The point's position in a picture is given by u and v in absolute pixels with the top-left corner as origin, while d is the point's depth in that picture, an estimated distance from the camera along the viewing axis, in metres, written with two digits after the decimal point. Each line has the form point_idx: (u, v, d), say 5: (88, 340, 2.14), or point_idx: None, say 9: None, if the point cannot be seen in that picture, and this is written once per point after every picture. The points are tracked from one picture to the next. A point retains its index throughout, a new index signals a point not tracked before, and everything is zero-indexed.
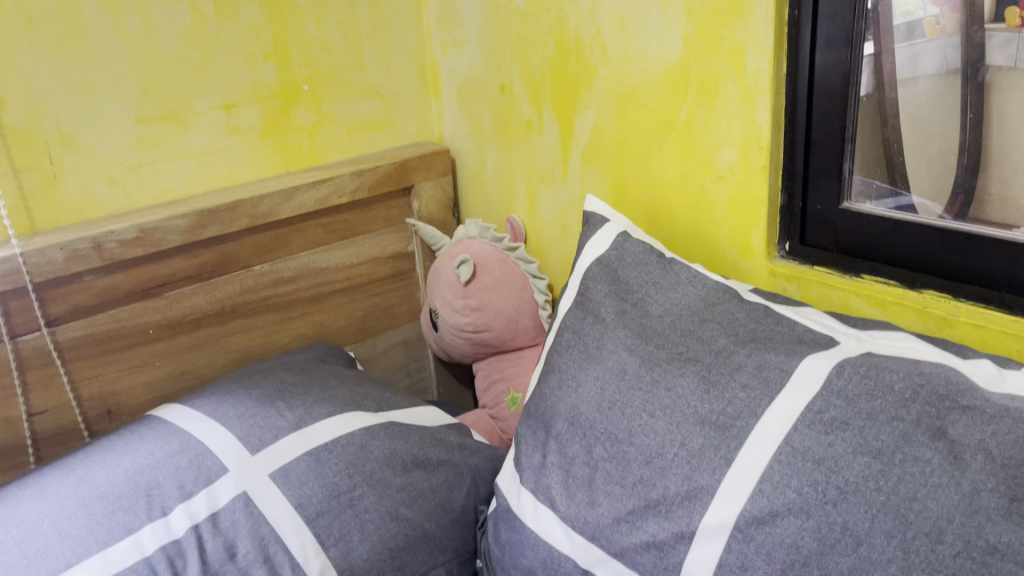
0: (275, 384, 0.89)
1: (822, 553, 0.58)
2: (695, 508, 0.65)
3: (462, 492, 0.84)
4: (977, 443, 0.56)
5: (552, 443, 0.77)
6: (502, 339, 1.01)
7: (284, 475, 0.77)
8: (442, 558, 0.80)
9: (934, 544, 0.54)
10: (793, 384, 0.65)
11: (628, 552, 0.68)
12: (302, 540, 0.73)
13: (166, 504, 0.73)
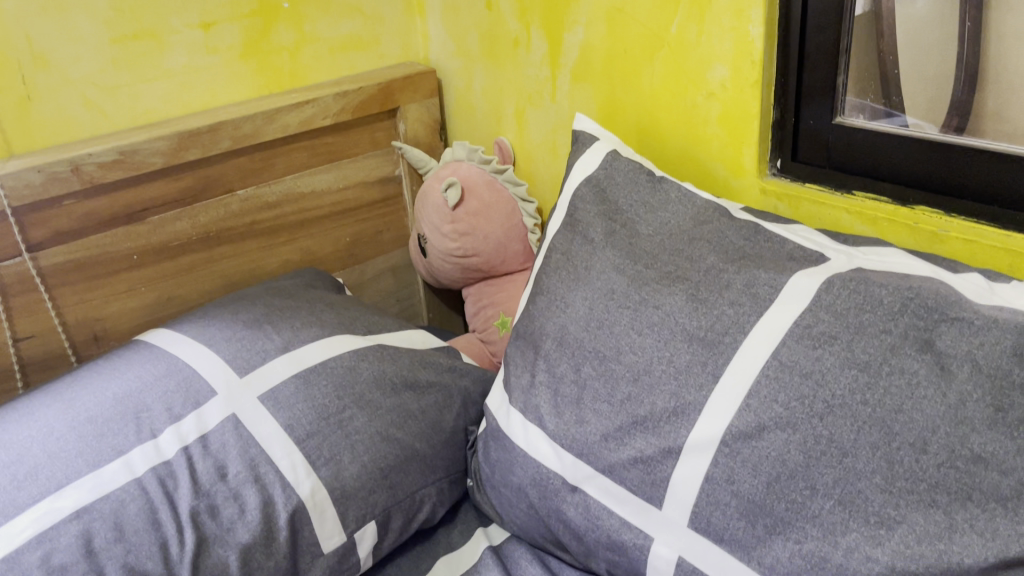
0: (262, 308, 0.88)
1: (808, 465, 0.59)
2: (682, 424, 0.65)
3: (452, 414, 0.85)
4: (964, 354, 0.56)
5: (541, 363, 0.77)
6: (491, 264, 1.00)
7: (273, 397, 0.77)
8: (433, 478, 0.81)
9: (919, 454, 0.55)
10: (782, 300, 0.65)
11: (616, 469, 0.69)
12: (293, 460, 0.73)
13: (155, 426, 0.74)
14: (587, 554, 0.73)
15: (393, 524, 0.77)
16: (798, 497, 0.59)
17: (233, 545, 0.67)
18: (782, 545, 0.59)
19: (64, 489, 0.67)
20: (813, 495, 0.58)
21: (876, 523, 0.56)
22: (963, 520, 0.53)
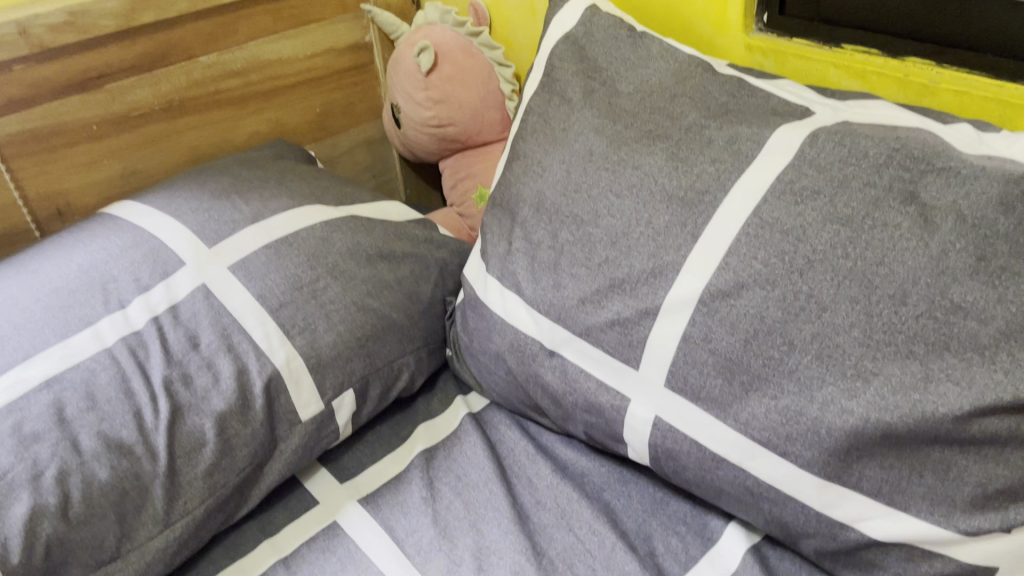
0: (230, 179, 0.85)
1: (786, 321, 0.58)
2: (659, 285, 0.64)
3: (429, 284, 0.83)
4: (949, 204, 0.55)
5: (518, 230, 0.75)
6: (468, 133, 0.97)
7: (244, 268, 0.75)
8: (411, 347, 0.80)
9: (898, 307, 0.54)
10: (765, 156, 0.62)
11: (593, 332, 0.68)
12: (266, 330, 0.72)
13: (124, 297, 0.72)
14: (565, 418, 0.73)
15: (372, 392, 0.77)
16: (776, 353, 0.59)
17: (208, 414, 0.67)
18: (758, 401, 0.59)
19: (32, 360, 0.66)
20: (790, 351, 0.58)
21: (852, 376, 0.55)
22: (939, 370, 0.53)
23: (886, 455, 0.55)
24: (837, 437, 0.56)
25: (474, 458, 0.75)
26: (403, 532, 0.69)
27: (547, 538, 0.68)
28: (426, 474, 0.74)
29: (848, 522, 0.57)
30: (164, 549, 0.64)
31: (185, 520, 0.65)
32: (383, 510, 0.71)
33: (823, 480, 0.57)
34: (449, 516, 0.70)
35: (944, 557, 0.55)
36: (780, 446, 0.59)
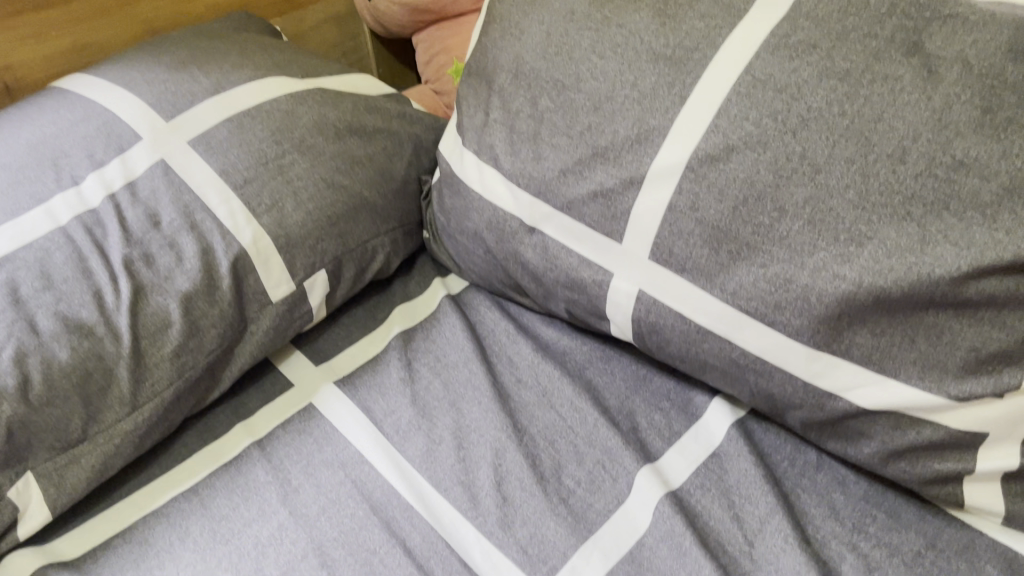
0: (187, 50, 0.80)
1: (777, 186, 0.55)
2: (644, 152, 0.60)
3: (403, 162, 0.79)
4: (955, 54, 0.51)
5: (495, 99, 0.71)
6: (441, 4, 0.91)
7: (205, 143, 0.71)
8: (385, 228, 0.77)
9: (896, 166, 0.51)
10: (759, 9, 0.58)
11: (575, 205, 0.64)
12: (231, 208, 0.68)
13: (77, 174, 0.68)
14: (546, 296, 0.71)
15: (345, 274, 0.74)
16: (766, 220, 0.56)
17: (173, 294, 0.64)
18: (746, 271, 0.57)
19: None
20: (781, 217, 0.55)
21: (846, 241, 0.53)
22: (937, 232, 0.50)
23: (878, 322, 0.53)
24: (827, 304, 0.53)
25: (453, 338, 0.73)
26: (381, 413, 0.68)
27: (528, 417, 0.67)
28: (404, 355, 0.72)
29: (836, 391, 0.56)
30: (133, 432, 0.62)
31: (153, 403, 0.63)
32: (361, 391, 0.69)
33: (812, 349, 0.55)
34: (428, 396, 0.69)
35: (932, 424, 0.54)
36: (768, 316, 0.56)
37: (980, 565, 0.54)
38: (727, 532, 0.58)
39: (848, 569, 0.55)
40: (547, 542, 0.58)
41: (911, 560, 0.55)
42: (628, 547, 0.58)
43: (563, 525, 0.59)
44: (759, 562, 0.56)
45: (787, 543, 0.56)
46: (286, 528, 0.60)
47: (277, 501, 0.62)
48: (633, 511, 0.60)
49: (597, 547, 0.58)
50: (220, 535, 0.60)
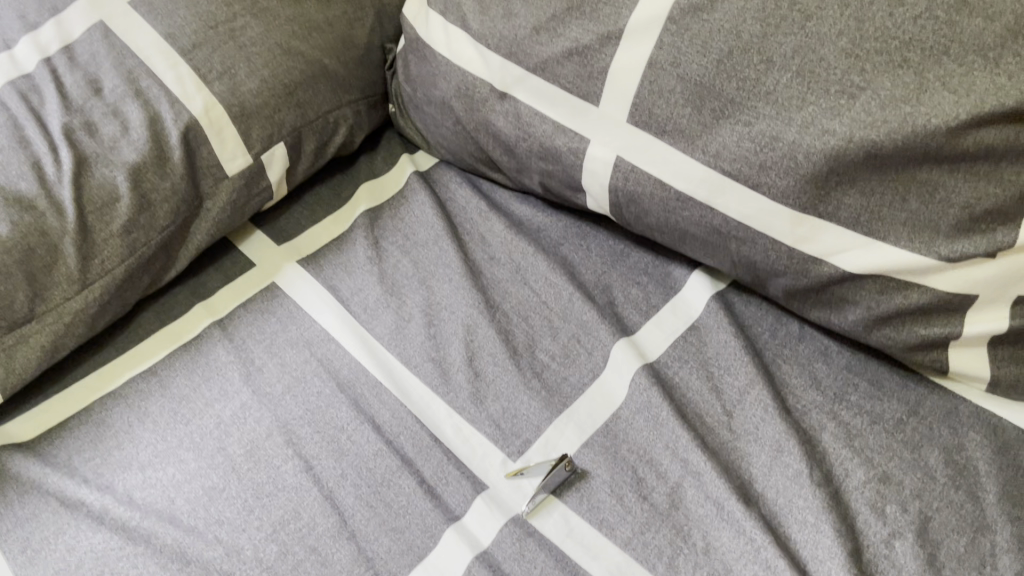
0: None
1: (765, 36, 0.51)
2: (624, 4, 0.56)
3: (365, 28, 0.74)
4: None
5: None
6: None
7: (148, 4, 0.65)
8: (347, 99, 0.72)
9: (894, 8, 0.48)
10: None
11: (549, 66, 0.60)
12: (179, 73, 0.63)
13: (9, 38, 0.64)
14: (519, 169, 0.67)
15: (305, 147, 0.70)
16: (752, 74, 0.52)
17: (119, 165, 0.60)
18: (729, 131, 0.54)
19: None
20: (768, 69, 0.51)
21: (837, 93, 0.49)
22: (934, 78, 0.47)
23: (869, 180, 0.50)
24: (816, 163, 0.50)
25: (422, 215, 0.69)
26: (347, 291, 0.65)
27: (502, 292, 0.64)
28: (371, 233, 0.68)
29: (822, 256, 0.53)
30: (83, 311, 0.59)
31: (104, 281, 0.60)
32: (326, 270, 0.66)
33: (798, 211, 0.53)
34: (396, 274, 0.66)
35: (921, 287, 0.51)
36: (752, 178, 0.53)
37: (963, 431, 0.53)
38: (706, 403, 0.56)
39: (829, 438, 0.53)
40: (520, 417, 0.57)
41: (892, 428, 0.53)
42: (604, 420, 0.56)
43: (538, 400, 0.57)
44: (737, 432, 0.54)
45: (766, 413, 0.54)
46: (250, 408, 0.58)
47: (240, 381, 0.60)
48: (608, 385, 0.58)
49: (571, 421, 0.56)
50: (181, 415, 0.58)
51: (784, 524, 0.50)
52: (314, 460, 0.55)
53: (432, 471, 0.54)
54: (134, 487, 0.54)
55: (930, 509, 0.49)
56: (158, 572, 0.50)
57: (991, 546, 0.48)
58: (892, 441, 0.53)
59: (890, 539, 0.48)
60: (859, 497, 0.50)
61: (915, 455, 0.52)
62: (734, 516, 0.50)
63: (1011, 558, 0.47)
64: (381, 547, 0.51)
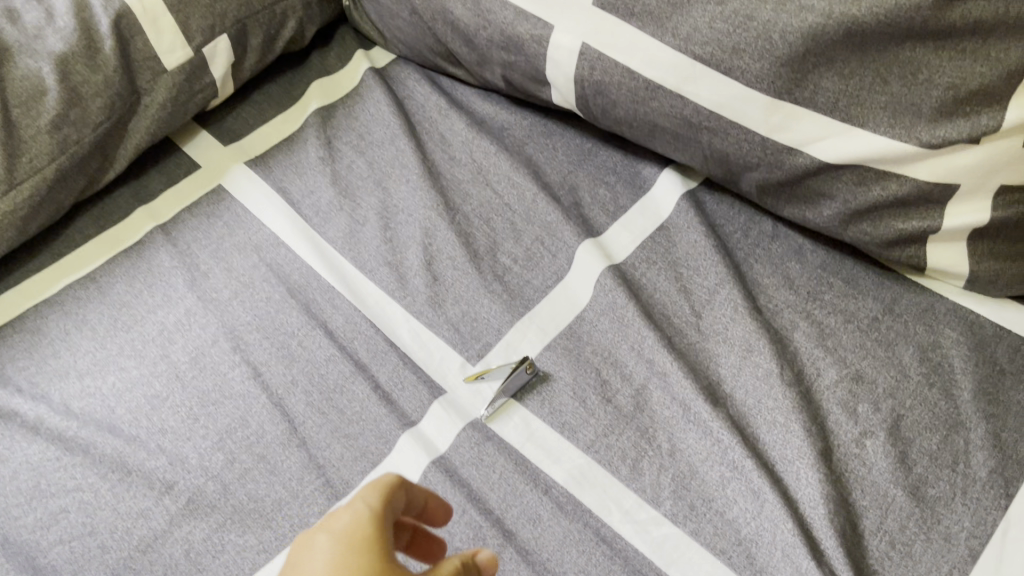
0: None
1: None
2: None
3: None
4: None
5: None
6: None
7: None
8: None
9: None
10: None
11: None
12: None
13: None
14: (480, 62, 0.63)
15: (251, 41, 0.65)
16: None
17: (45, 55, 0.56)
18: (701, 11, 0.50)
19: None
20: None
21: None
22: None
23: (848, 60, 0.47)
24: (792, 42, 0.47)
25: (377, 114, 0.65)
26: (299, 195, 0.61)
27: (462, 193, 0.60)
28: (323, 133, 0.64)
29: (797, 146, 0.50)
30: (14, 213, 0.55)
31: (33, 181, 0.56)
32: (276, 172, 0.62)
33: (773, 97, 0.49)
34: (350, 175, 0.62)
35: (900, 178, 0.49)
36: (725, 62, 0.50)
37: (939, 329, 0.51)
38: (674, 305, 0.53)
39: (801, 337, 0.51)
40: (480, 321, 0.54)
41: (866, 326, 0.51)
42: (567, 323, 0.54)
43: (499, 303, 0.55)
44: (706, 333, 0.52)
45: (736, 313, 0.52)
46: (195, 314, 0.55)
47: (184, 288, 0.56)
48: (573, 286, 0.55)
49: (534, 324, 0.54)
50: (121, 322, 0.55)
51: (753, 424, 0.48)
52: (262, 366, 0.52)
53: (387, 376, 0.52)
54: (72, 397, 0.51)
55: (903, 408, 0.47)
56: (97, 483, 0.48)
57: (965, 443, 0.46)
58: (865, 339, 0.51)
59: (862, 438, 0.47)
60: (830, 397, 0.48)
61: (889, 353, 0.50)
62: (701, 417, 0.48)
63: (985, 455, 0.45)
64: (333, 454, 0.49)
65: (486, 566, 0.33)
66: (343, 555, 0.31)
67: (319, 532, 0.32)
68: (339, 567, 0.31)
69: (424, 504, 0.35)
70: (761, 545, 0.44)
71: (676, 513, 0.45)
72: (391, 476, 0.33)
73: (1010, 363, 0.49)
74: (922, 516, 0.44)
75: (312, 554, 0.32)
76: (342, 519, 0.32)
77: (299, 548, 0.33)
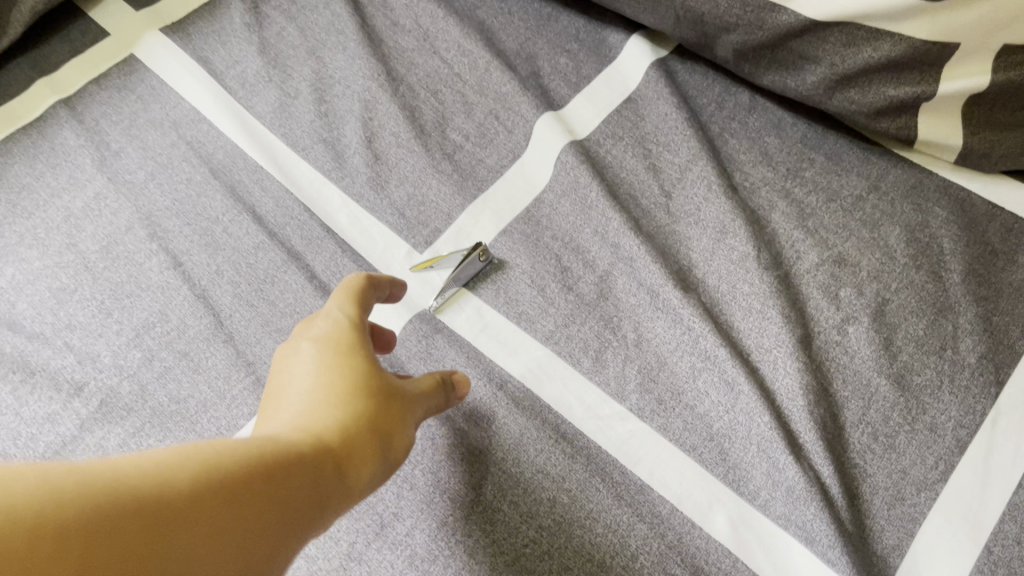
0: None
1: None
2: None
3: None
4: None
5: None
6: None
7: None
8: None
9: None
10: None
11: None
12: None
13: None
14: None
15: None
16: None
17: None
18: None
19: None
20: None
21: None
22: None
23: None
24: None
25: None
26: (222, 65, 0.54)
27: (407, 63, 0.54)
28: None
29: (781, 3, 0.45)
30: None
31: None
32: (196, 41, 0.55)
33: None
34: (280, 43, 0.55)
35: (893, 37, 0.43)
36: None
37: (928, 207, 0.46)
38: (642, 185, 0.49)
39: (779, 219, 0.47)
40: (428, 204, 0.48)
41: (850, 205, 0.47)
42: (525, 206, 0.48)
43: (448, 183, 0.49)
44: (676, 215, 0.47)
45: (709, 192, 0.47)
46: (105, 197, 0.49)
47: (92, 168, 0.50)
48: (530, 165, 0.50)
49: (488, 208, 0.48)
50: (20, 208, 0.49)
51: (726, 311, 0.44)
52: (183, 255, 0.47)
53: (325, 265, 0.47)
54: None
55: (888, 292, 0.44)
56: None
57: (953, 329, 0.42)
58: (849, 220, 0.46)
59: (844, 325, 0.43)
60: (810, 281, 0.44)
61: (875, 234, 0.46)
62: (670, 304, 0.44)
63: (974, 340, 0.42)
64: (264, 349, 0.44)
65: (461, 381, 0.37)
66: (335, 357, 0.33)
67: (301, 343, 0.34)
68: (332, 366, 0.33)
69: (391, 291, 0.39)
70: (735, 440, 0.40)
71: (643, 407, 0.42)
72: (360, 282, 0.36)
73: (1002, 243, 0.45)
74: (907, 406, 0.40)
75: (301, 361, 0.34)
76: (322, 328, 0.34)
77: (279, 361, 0.35)
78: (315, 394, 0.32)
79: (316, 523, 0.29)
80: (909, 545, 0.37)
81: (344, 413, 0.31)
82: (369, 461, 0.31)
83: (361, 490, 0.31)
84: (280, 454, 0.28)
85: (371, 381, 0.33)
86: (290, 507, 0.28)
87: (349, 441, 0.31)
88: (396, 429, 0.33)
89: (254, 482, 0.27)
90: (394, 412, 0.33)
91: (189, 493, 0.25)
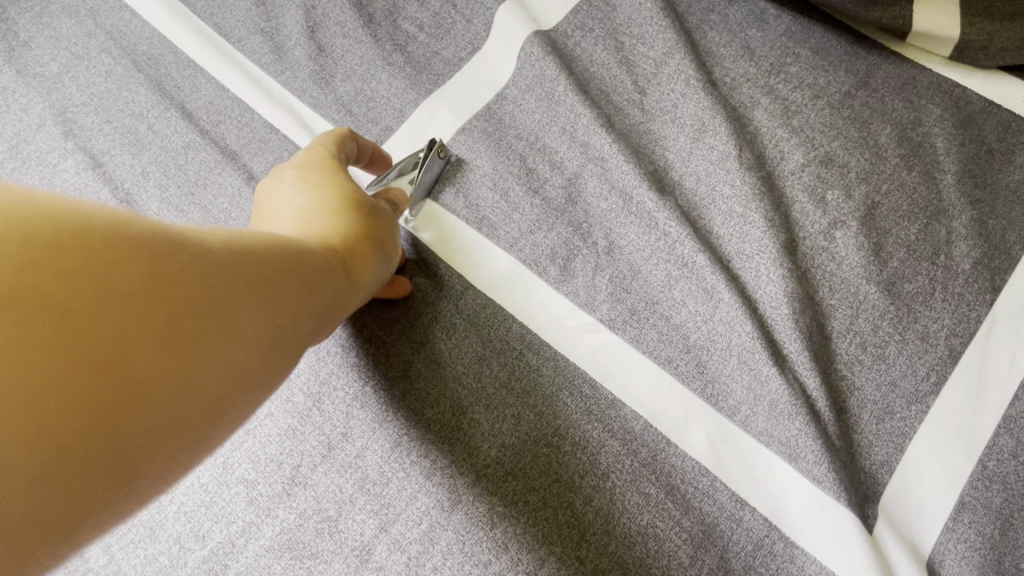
0: None
1: None
2: None
3: None
4: None
5: None
6: None
7: None
8: None
9: None
10: None
11: None
12: None
13: None
14: None
15: None
16: None
17: None
18: None
19: None
20: None
21: None
22: None
23: None
24: None
25: None
26: None
27: None
28: None
29: None
30: None
31: None
32: None
33: None
34: None
35: None
36: None
37: (921, 105, 0.43)
38: (613, 81, 0.45)
39: (762, 116, 0.43)
40: (378, 100, 0.44)
41: (838, 104, 0.43)
42: (485, 103, 0.44)
43: (401, 77, 0.44)
44: (651, 112, 0.43)
45: (687, 87, 0.43)
46: (13, 91, 0.45)
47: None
48: (491, 59, 0.45)
49: (445, 103, 0.44)
50: None
51: (704, 215, 0.40)
52: (103, 155, 0.42)
53: (264, 166, 0.41)
54: None
55: (879, 195, 0.40)
56: None
57: (947, 234, 0.39)
58: (836, 118, 0.43)
59: (831, 230, 0.40)
60: (795, 184, 0.41)
61: (864, 133, 0.42)
62: (644, 209, 0.40)
63: (969, 246, 0.38)
64: None
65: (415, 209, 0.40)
66: (324, 180, 0.36)
67: (287, 173, 0.37)
68: (322, 186, 0.35)
69: (372, 155, 0.41)
70: (713, 351, 0.37)
71: (615, 318, 0.38)
72: (341, 129, 0.39)
73: (1000, 142, 0.41)
74: (898, 315, 0.37)
75: (288, 186, 0.36)
76: (306, 158, 0.37)
77: (265, 192, 0.37)
78: (310, 210, 0.34)
79: (330, 311, 0.31)
80: (898, 462, 0.35)
81: (341, 220, 0.34)
82: (368, 263, 0.34)
83: (361, 289, 0.34)
84: (289, 240, 0.31)
85: (360, 198, 0.35)
86: (301, 287, 0.30)
87: (348, 245, 0.33)
88: (385, 244, 0.36)
89: (272, 258, 0.29)
90: (380, 224, 0.36)
91: (221, 254, 0.27)
